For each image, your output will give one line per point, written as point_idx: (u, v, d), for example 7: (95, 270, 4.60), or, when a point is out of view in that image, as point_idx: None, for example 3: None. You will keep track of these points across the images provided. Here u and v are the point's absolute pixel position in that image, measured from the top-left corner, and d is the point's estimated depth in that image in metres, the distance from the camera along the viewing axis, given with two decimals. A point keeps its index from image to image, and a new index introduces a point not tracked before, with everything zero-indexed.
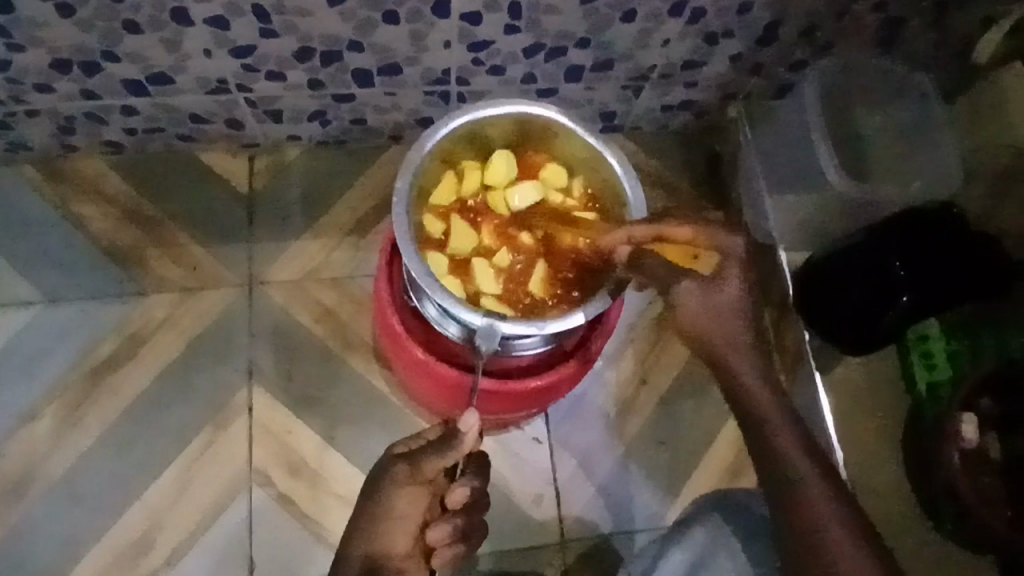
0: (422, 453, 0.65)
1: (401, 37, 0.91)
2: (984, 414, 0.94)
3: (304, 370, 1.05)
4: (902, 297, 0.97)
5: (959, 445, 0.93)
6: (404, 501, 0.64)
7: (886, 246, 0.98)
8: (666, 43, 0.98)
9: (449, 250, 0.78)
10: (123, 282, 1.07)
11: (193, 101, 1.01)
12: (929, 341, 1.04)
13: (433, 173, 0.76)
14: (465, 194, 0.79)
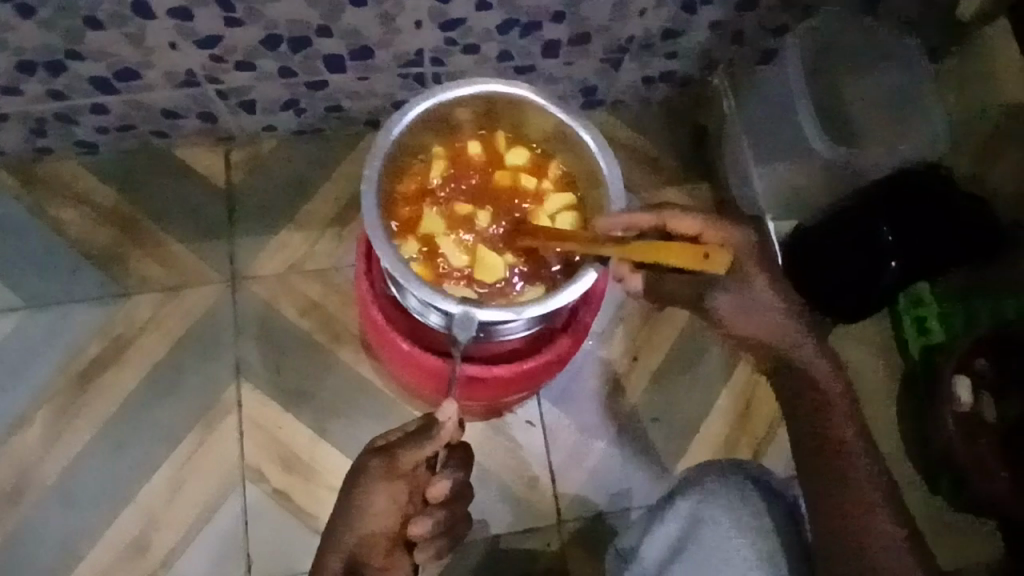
0: (400, 445, 0.63)
1: (371, 19, 0.89)
2: (979, 374, 0.94)
3: (292, 364, 1.03)
4: (890, 262, 0.96)
5: (954, 408, 0.94)
6: (383, 495, 0.63)
7: (873, 211, 0.97)
8: (643, 14, 0.96)
9: (420, 243, 0.70)
10: (104, 284, 1.05)
11: (163, 96, 0.99)
12: (922, 305, 1.03)
13: (398, 162, 0.69)
14: (435, 183, 0.71)
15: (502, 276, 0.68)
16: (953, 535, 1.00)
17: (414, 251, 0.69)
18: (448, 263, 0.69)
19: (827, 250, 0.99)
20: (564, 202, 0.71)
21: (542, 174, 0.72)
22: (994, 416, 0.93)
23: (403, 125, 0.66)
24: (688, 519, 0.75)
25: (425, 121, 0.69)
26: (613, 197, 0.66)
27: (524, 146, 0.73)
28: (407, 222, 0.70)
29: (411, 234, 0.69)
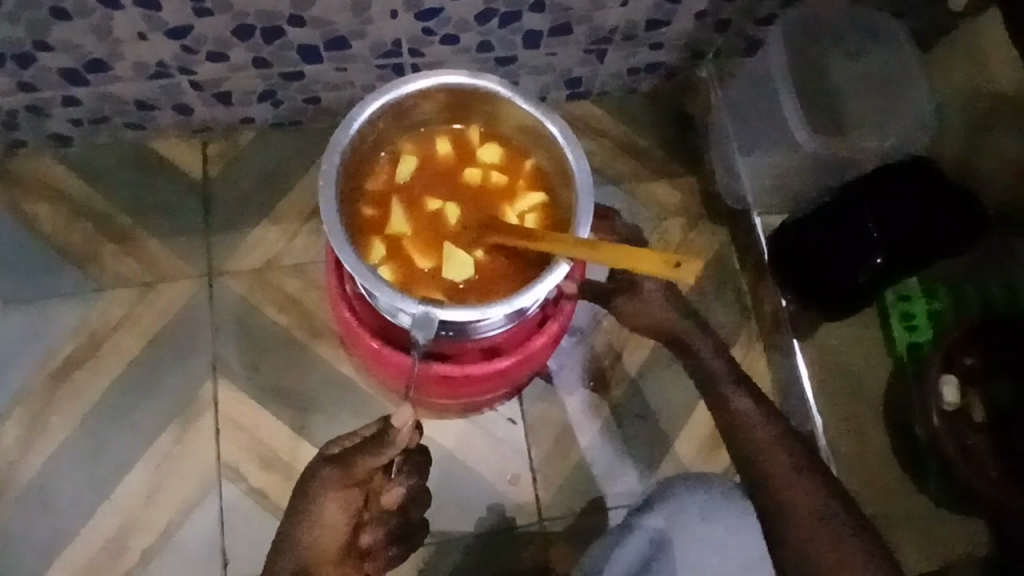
0: (354, 453, 0.63)
1: (344, 9, 0.87)
2: (968, 371, 0.92)
3: (270, 361, 1.02)
4: (875, 258, 0.93)
5: (938, 405, 0.91)
6: (336, 504, 0.62)
7: (859, 206, 0.95)
8: (625, 3, 0.93)
9: (386, 240, 0.68)
10: (78, 280, 1.03)
11: (135, 88, 0.97)
12: (909, 301, 1.03)
13: (361, 158, 0.67)
14: (404, 177, 0.70)
15: (469, 274, 0.67)
16: (940, 532, 0.99)
17: (379, 250, 0.67)
18: (414, 262, 0.67)
19: (812, 242, 0.98)
20: (535, 199, 0.69)
21: (513, 170, 0.71)
22: (982, 415, 0.92)
23: (364, 120, 0.64)
24: (656, 532, 0.73)
25: (390, 116, 0.67)
26: (580, 193, 0.64)
27: (496, 140, 0.71)
28: (372, 221, 0.68)
29: (377, 232, 0.68)
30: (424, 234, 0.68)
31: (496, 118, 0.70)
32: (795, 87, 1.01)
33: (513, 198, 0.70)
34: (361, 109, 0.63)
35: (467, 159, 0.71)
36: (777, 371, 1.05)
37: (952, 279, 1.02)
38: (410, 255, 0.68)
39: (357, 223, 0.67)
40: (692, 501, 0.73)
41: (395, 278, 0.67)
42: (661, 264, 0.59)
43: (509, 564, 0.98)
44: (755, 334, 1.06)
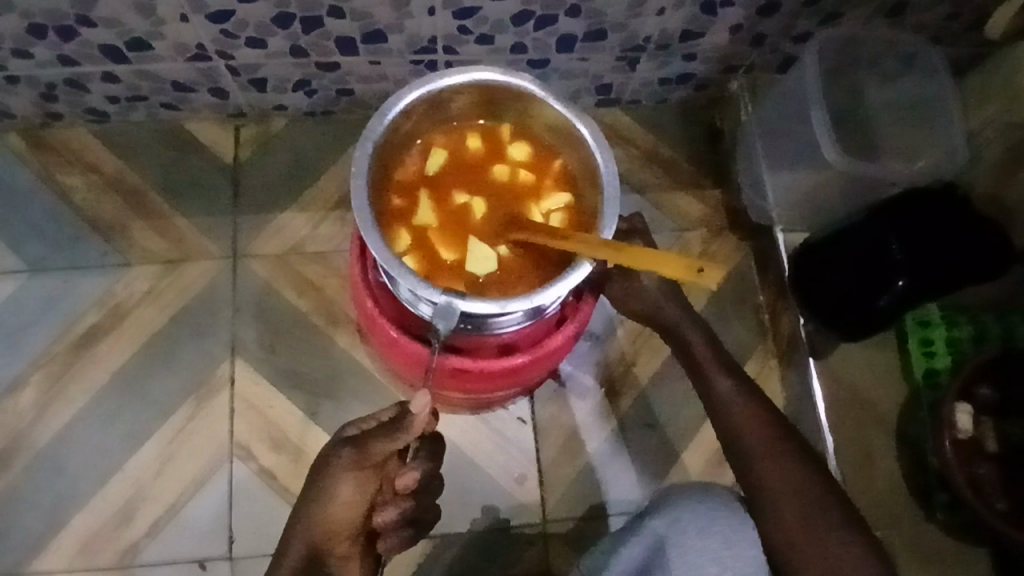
0: (371, 437, 0.63)
1: (384, 3, 0.88)
2: (983, 402, 0.92)
3: (288, 345, 1.03)
4: (898, 280, 0.93)
5: (952, 435, 0.91)
6: (351, 485, 0.63)
7: (883, 227, 0.94)
8: (661, 12, 0.94)
9: (412, 229, 0.69)
10: (107, 253, 1.05)
11: (174, 69, 0.99)
12: (930, 327, 1.02)
13: (393, 150, 0.68)
14: (433, 169, 0.71)
15: (492, 268, 0.67)
16: (948, 564, 0.97)
17: (404, 239, 0.68)
18: (438, 252, 0.68)
19: (834, 261, 0.98)
20: (560, 199, 0.70)
21: (541, 169, 0.71)
22: (994, 445, 0.92)
23: (397, 112, 0.65)
24: (652, 542, 0.73)
25: (422, 108, 0.68)
26: (607, 195, 0.64)
27: (526, 139, 0.72)
28: (400, 211, 0.69)
29: (403, 222, 0.69)
30: (450, 226, 0.69)
31: (526, 118, 0.71)
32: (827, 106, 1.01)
33: (539, 197, 0.71)
34: (395, 101, 0.64)
35: (496, 156, 0.72)
36: (789, 389, 1.04)
37: (973, 305, 1.02)
38: (435, 246, 0.68)
39: (385, 211, 0.68)
40: (694, 513, 0.72)
41: (420, 267, 0.67)
42: (683, 268, 0.60)
43: (509, 563, 0.98)
44: (770, 350, 1.06)
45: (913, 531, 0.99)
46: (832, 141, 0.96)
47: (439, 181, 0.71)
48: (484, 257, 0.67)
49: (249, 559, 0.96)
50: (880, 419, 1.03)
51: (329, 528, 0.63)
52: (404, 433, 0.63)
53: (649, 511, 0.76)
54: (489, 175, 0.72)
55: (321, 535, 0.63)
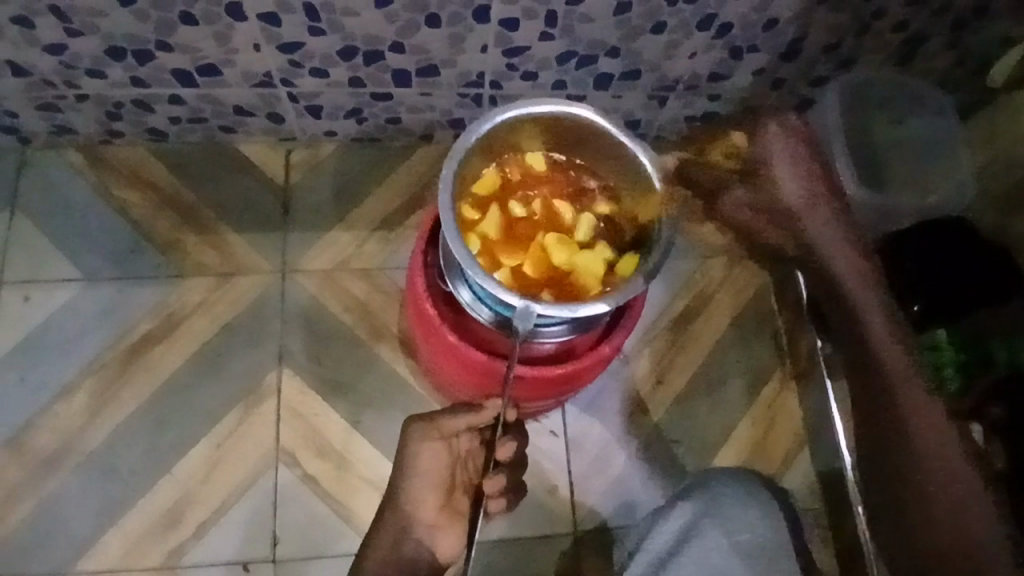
0: (444, 415, 0.80)
1: (441, 40, 0.96)
2: None
3: (332, 357, 1.08)
4: (912, 305, 1.01)
5: None
6: (430, 457, 0.79)
7: (900, 254, 1.03)
8: (692, 55, 1.02)
9: (477, 217, 0.81)
10: (161, 265, 1.11)
11: (238, 94, 1.06)
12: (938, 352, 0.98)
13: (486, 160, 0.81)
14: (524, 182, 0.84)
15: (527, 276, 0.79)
16: None
17: (474, 235, 0.80)
18: (490, 245, 0.80)
19: None
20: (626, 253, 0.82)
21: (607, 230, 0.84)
22: None
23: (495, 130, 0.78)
24: (691, 516, 0.80)
25: (504, 131, 0.80)
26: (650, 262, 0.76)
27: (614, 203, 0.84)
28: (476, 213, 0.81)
29: (477, 223, 0.81)
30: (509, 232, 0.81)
31: (592, 149, 0.83)
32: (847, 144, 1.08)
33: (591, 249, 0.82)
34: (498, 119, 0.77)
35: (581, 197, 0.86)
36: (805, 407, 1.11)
37: None
38: (490, 241, 0.80)
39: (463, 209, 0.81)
40: (731, 508, 0.79)
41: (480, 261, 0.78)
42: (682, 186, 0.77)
43: (541, 570, 1.03)
44: (787, 372, 1.13)
45: None
46: (853, 178, 1.06)
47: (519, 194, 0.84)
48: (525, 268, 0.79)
49: (293, 561, 1.00)
50: None
51: (418, 497, 0.79)
52: (473, 413, 0.81)
53: (688, 492, 0.83)
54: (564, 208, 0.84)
55: (411, 505, 0.78)
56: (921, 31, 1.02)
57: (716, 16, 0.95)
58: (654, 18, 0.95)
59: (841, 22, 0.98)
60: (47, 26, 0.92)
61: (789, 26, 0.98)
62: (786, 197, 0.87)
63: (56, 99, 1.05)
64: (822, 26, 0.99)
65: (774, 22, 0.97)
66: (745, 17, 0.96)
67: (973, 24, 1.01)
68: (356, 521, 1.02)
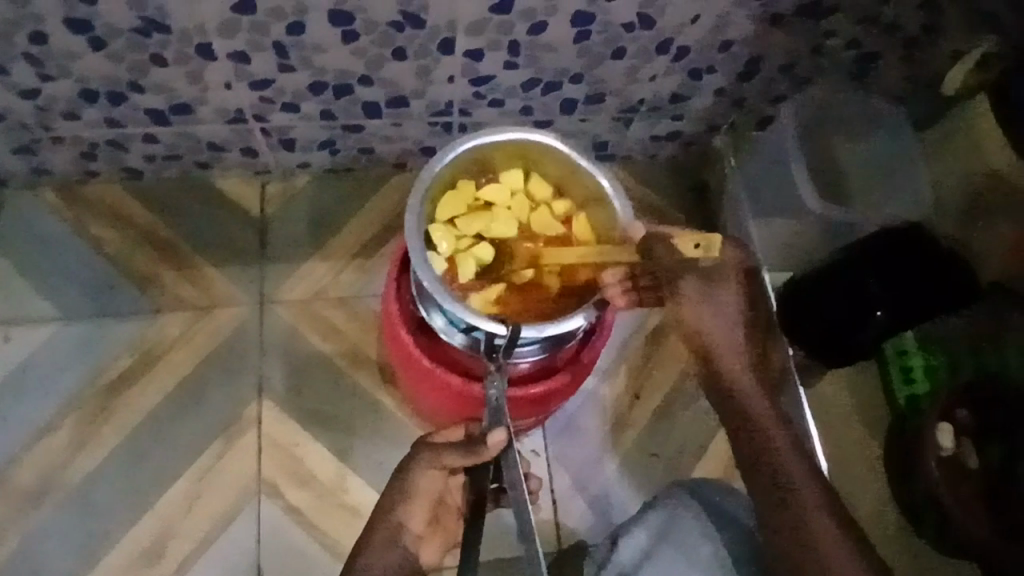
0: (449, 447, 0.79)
1: (409, 72, 0.99)
2: (962, 424, 1.01)
3: (312, 386, 1.09)
4: (877, 312, 1.03)
5: (937, 455, 1.00)
6: (429, 482, 0.81)
7: (862, 265, 1.04)
8: (654, 78, 1.06)
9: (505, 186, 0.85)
10: (140, 301, 1.11)
11: (211, 130, 1.07)
12: (907, 356, 1.11)
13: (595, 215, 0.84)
14: (558, 216, 0.86)
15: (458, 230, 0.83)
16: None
17: (539, 179, 0.86)
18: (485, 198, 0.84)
19: (818, 300, 1.06)
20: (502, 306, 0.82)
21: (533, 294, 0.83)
22: (976, 463, 1.00)
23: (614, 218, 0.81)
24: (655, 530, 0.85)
25: (471, 159, 0.83)
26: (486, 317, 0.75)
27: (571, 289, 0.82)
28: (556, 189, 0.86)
29: (528, 179, 0.86)
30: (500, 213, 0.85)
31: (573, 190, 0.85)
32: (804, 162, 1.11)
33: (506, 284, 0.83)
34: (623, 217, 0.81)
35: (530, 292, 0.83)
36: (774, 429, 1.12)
37: (944, 334, 1.11)
38: (485, 202, 0.85)
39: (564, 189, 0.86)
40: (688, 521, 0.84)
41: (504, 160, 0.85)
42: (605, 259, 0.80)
43: None
44: None
45: (903, 548, 1.07)
46: (813, 195, 1.08)
47: (547, 219, 0.86)
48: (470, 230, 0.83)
49: None
50: (864, 441, 1.12)
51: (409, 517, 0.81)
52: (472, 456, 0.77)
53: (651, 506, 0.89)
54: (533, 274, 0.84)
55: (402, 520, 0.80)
56: (873, 48, 1.06)
57: (674, 41, 0.99)
58: (614, 45, 0.98)
59: (795, 42, 1.02)
60: (19, 71, 0.94)
61: (745, 49, 1.02)
62: (709, 320, 0.80)
63: (30, 141, 1.06)
64: (777, 47, 1.03)
65: (730, 45, 1.01)
66: (702, 41, 0.99)
67: (922, 40, 1.05)
68: (339, 550, 1.02)
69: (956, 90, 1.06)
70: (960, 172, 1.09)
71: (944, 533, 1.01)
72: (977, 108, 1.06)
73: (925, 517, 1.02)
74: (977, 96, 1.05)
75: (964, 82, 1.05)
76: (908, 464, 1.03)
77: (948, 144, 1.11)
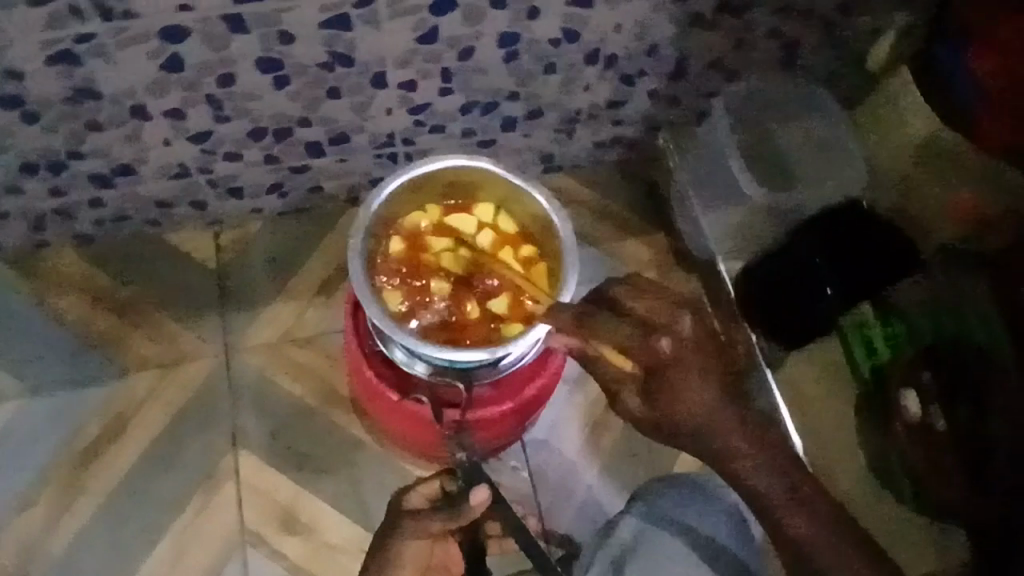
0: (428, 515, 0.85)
1: (346, 110, 1.00)
2: (926, 386, 0.99)
3: (287, 430, 1.09)
4: (827, 289, 1.06)
5: (902, 420, 1.01)
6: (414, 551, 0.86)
7: (807, 246, 1.07)
8: (588, 88, 1.08)
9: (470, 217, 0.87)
10: (104, 365, 1.11)
11: (158, 187, 1.08)
12: (867, 327, 1.09)
13: (554, 262, 0.84)
14: (518, 250, 0.87)
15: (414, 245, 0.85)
16: None
17: (506, 217, 0.87)
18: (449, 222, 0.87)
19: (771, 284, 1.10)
20: (433, 323, 0.82)
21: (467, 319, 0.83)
22: (945, 426, 0.96)
23: (567, 264, 0.82)
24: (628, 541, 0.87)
25: (413, 189, 0.85)
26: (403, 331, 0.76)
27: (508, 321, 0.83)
28: (523, 231, 0.87)
29: (491, 210, 0.88)
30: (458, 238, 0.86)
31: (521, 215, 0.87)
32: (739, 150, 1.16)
33: (444, 303, 0.83)
34: (573, 264, 0.81)
35: (483, 322, 0.83)
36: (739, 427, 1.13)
37: (904, 302, 1.06)
38: (448, 226, 0.87)
39: (532, 233, 0.87)
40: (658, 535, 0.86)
41: (476, 192, 0.88)
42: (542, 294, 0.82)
43: None
44: None
45: (887, 516, 1.07)
46: (752, 181, 1.12)
47: (506, 252, 0.86)
48: (424, 249, 0.85)
49: None
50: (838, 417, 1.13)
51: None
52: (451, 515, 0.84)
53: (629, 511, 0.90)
54: (486, 307, 0.84)
55: None
56: (795, 35, 1.09)
57: (601, 51, 1.01)
58: (543, 61, 1.00)
59: (718, 39, 1.05)
60: None
61: (671, 50, 1.05)
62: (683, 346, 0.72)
63: None
64: (701, 45, 1.05)
65: (657, 48, 1.03)
66: (628, 47, 1.02)
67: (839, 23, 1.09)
68: None
69: (879, 67, 1.13)
70: (892, 145, 1.11)
71: (924, 499, 1.00)
72: (897, 83, 1.11)
73: (902, 483, 1.03)
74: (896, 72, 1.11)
75: (884, 58, 1.11)
76: (878, 430, 1.05)
77: (875, 121, 1.15)
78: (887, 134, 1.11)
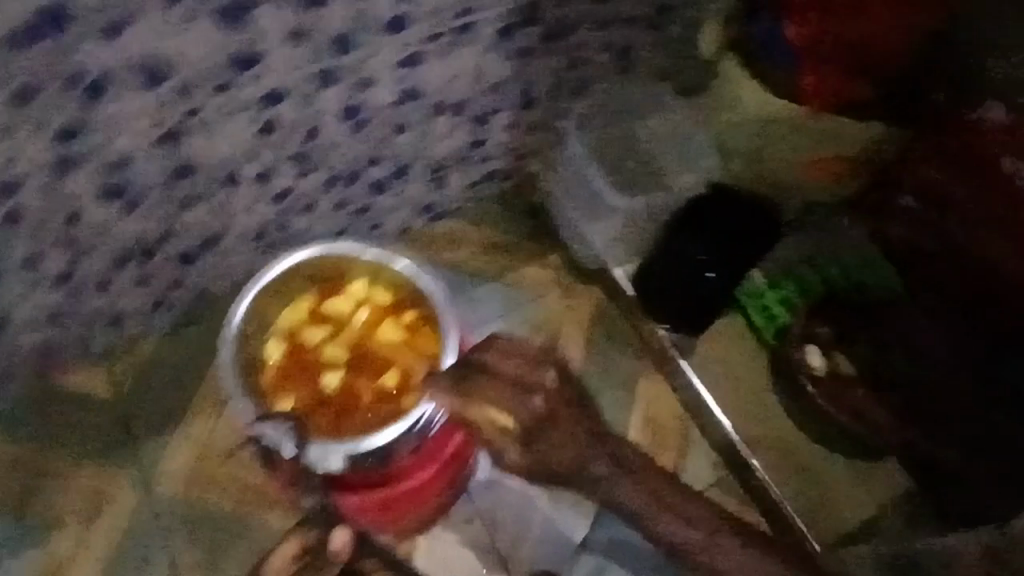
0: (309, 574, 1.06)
1: (207, 216, 0.99)
2: (825, 341, 1.01)
3: (228, 545, 1.07)
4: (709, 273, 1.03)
5: (808, 375, 1.02)
6: None
7: (680, 235, 1.02)
8: (443, 139, 1.07)
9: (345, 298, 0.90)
10: (21, 531, 1.06)
11: (30, 340, 1.02)
12: (761, 295, 1.06)
13: (431, 324, 0.86)
14: (399, 317, 0.88)
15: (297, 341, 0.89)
16: (861, 494, 1.04)
17: (380, 288, 0.90)
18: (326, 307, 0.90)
19: (656, 276, 1.06)
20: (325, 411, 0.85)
21: (359, 399, 0.86)
22: (852, 369, 0.99)
23: (443, 322, 0.86)
24: None
25: (281, 286, 0.89)
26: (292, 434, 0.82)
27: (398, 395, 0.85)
28: (396, 300, 0.89)
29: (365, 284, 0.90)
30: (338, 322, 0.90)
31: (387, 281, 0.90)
32: (603, 164, 1.08)
33: (336, 388, 0.87)
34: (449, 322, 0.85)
35: (380, 401, 0.85)
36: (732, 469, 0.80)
37: (783, 264, 1.03)
38: (325, 312, 0.91)
39: (405, 298, 0.89)
40: None
41: (345, 271, 0.91)
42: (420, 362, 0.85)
43: None
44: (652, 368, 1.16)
45: (823, 457, 1.09)
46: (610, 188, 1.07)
47: (385, 321, 0.89)
48: (308, 341, 0.89)
49: None
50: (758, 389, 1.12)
51: None
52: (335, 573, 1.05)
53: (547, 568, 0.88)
54: (381, 383, 0.87)
55: None
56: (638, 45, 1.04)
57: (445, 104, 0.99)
58: (391, 124, 0.98)
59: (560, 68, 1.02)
60: None
61: (515, 88, 1.03)
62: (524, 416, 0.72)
63: None
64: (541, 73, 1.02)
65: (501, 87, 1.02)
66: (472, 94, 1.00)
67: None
68: None
69: (709, 50, 1.00)
70: (737, 125, 0.98)
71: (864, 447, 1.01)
72: (728, 64, 0.98)
73: (828, 430, 1.04)
74: (727, 55, 0.98)
75: (715, 38, 0.99)
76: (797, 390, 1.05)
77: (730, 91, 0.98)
78: (736, 104, 0.97)
